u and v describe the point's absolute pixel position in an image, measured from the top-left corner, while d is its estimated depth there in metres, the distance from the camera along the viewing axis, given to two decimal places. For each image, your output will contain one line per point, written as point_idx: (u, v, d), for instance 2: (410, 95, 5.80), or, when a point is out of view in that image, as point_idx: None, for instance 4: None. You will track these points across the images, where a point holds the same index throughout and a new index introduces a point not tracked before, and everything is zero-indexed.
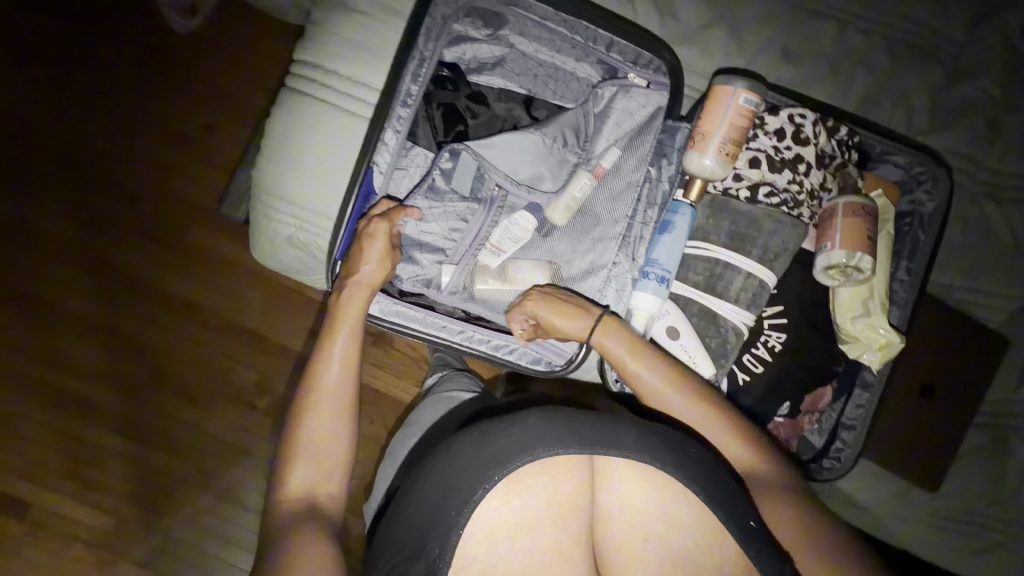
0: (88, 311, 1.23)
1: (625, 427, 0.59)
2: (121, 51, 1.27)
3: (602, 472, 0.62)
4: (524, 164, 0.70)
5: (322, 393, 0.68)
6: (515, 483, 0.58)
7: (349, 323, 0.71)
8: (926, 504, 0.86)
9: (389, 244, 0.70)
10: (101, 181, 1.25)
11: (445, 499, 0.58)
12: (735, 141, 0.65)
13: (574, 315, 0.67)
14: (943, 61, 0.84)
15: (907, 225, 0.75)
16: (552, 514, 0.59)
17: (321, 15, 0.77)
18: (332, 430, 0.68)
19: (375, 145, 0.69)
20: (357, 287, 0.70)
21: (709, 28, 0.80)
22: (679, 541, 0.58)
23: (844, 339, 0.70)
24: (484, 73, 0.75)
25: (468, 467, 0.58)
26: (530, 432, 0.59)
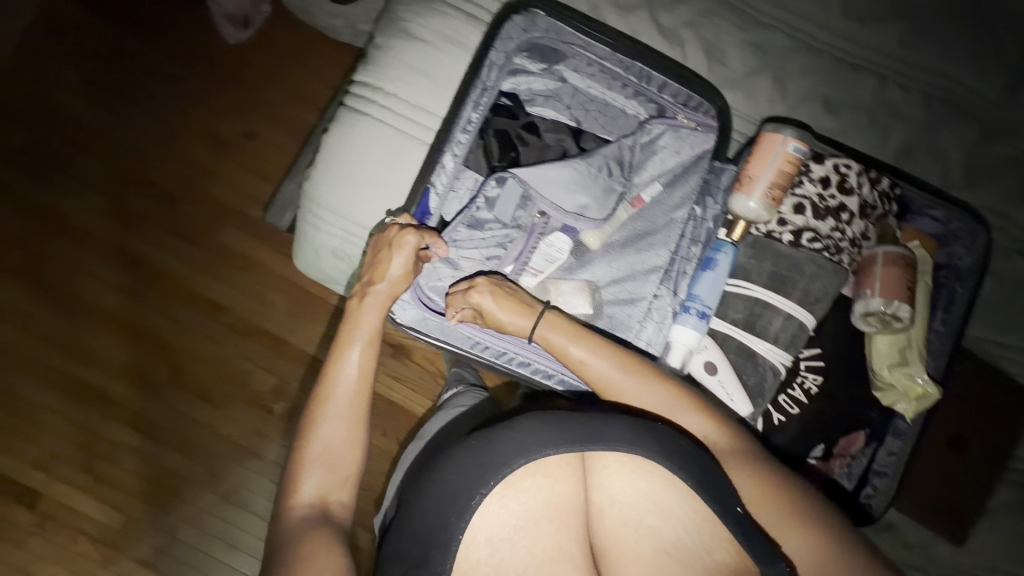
0: (115, 305, 1.26)
1: (619, 424, 0.63)
2: (174, 60, 1.33)
3: (594, 471, 0.65)
4: (567, 193, 0.71)
5: (334, 400, 0.70)
6: (512, 485, 0.64)
7: (365, 331, 0.72)
8: (943, 555, 0.86)
9: (415, 255, 0.70)
10: (140, 180, 1.30)
11: (449, 498, 0.63)
12: (781, 186, 0.67)
13: (515, 310, 0.69)
14: (980, 119, 0.86)
15: (944, 278, 0.76)
16: (550, 514, 0.63)
17: (384, 41, 0.81)
18: (343, 437, 0.70)
19: (432, 167, 0.72)
20: (375, 299, 0.72)
21: (755, 75, 0.83)
22: (671, 533, 0.62)
23: (878, 386, 0.71)
24: (537, 104, 0.76)
25: (470, 473, 0.63)
26: (525, 433, 0.64)
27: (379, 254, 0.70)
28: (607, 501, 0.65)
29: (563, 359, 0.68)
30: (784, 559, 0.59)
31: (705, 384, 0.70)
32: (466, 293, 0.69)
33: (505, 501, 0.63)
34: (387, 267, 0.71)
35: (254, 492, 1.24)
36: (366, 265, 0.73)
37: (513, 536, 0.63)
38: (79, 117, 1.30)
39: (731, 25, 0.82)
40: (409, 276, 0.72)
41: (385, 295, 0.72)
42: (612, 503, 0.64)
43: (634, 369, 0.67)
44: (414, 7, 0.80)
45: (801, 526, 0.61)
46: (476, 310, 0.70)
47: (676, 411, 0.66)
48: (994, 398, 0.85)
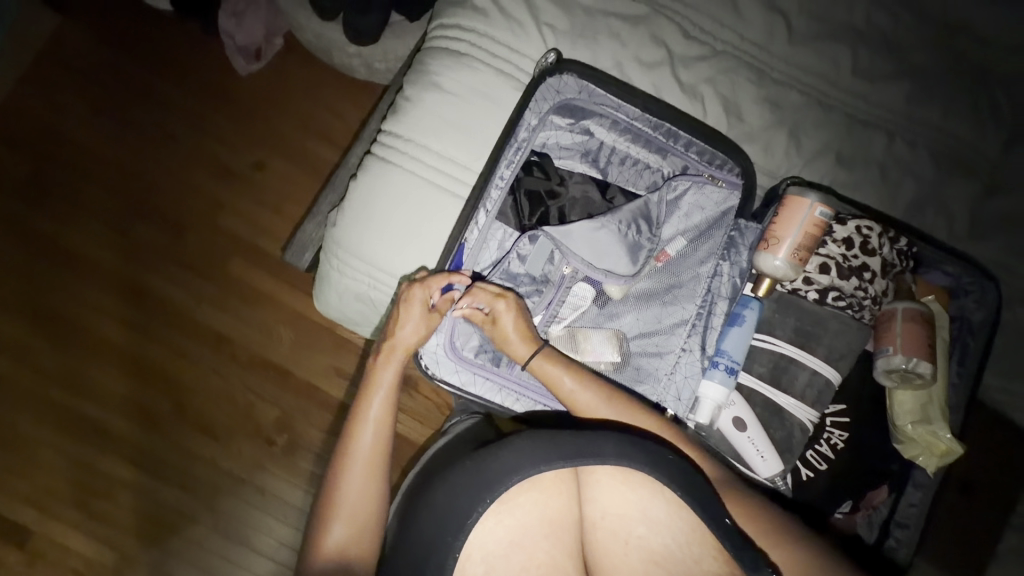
0: (117, 336, 1.23)
1: (605, 437, 0.64)
2: (185, 91, 1.33)
3: (586, 485, 0.68)
4: (607, 256, 0.73)
5: (354, 455, 0.70)
6: (507, 502, 0.67)
7: (384, 383, 0.72)
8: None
9: (426, 310, 0.71)
10: (144, 210, 1.28)
11: (445, 517, 0.65)
12: (806, 247, 0.70)
13: (522, 334, 0.70)
14: (981, 175, 0.91)
15: (956, 332, 0.79)
16: (544, 529, 0.67)
17: (414, 92, 0.82)
18: (364, 491, 0.69)
19: (466, 223, 0.73)
20: (393, 354, 0.72)
21: (773, 130, 0.86)
22: (658, 542, 0.66)
23: (900, 439, 0.72)
24: (565, 159, 0.80)
25: (465, 494, 0.64)
26: (516, 453, 0.64)
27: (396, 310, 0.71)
28: (598, 514, 0.67)
29: (551, 385, 0.70)
30: (770, 564, 0.60)
31: (735, 440, 0.72)
32: (493, 292, 0.70)
33: (500, 518, 0.66)
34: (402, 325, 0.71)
35: (256, 530, 1.21)
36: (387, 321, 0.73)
37: (508, 551, 0.65)
38: (85, 146, 1.29)
39: (750, 82, 0.86)
40: (424, 331, 0.72)
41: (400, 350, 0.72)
42: (603, 517, 0.67)
43: (616, 403, 0.68)
44: (445, 60, 0.81)
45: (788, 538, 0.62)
46: (489, 314, 0.70)
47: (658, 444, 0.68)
48: (990, 439, 0.90)
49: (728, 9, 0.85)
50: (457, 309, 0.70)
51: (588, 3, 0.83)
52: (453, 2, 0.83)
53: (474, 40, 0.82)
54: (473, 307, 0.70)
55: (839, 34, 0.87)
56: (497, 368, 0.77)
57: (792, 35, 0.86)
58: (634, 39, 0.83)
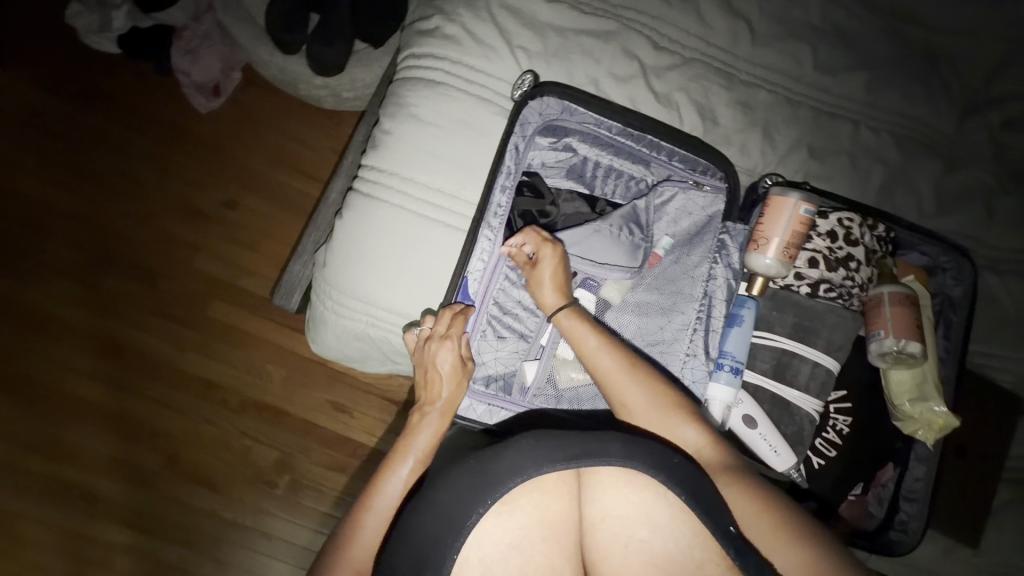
0: (98, 395, 1.19)
1: (611, 437, 0.65)
2: (145, 136, 1.29)
3: (588, 486, 0.68)
4: (610, 256, 0.76)
5: (372, 508, 0.68)
6: (509, 503, 0.67)
7: (420, 445, 0.72)
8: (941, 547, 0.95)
9: (458, 360, 0.73)
10: (113, 261, 1.24)
11: (445, 518, 0.63)
12: (795, 244, 0.72)
13: (557, 284, 0.72)
14: (942, 153, 0.96)
15: (938, 307, 0.83)
16: (544, 532, 0.66)
17: (393, 125, 0.82)
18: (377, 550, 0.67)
19: (467, 255, 0.75)
20: (429, 414, 0.73)
21: (747, 130, 0.89)
22: (660, 546, 0.64)
23: (899, 417, 0.75)
24: (553, 177, 0.82)
25: (467, 492, 0.64)
26: (520, 453, 0.65)
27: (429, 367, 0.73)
28: (598, 515, 0.66)
29: (576, 342, 0.71)
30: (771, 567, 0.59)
31: (748, 439, 0.74)
32: (538, 235, 0.72)
33: (500, 519, 0.66)
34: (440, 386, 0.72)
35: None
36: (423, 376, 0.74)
37: (506, 554, 0.65)
38: (42, 201, 1.23)
39: (720, 86, 0.88)
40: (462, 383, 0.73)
41: (441, 411, 0.73)
42: (603, 518, 0.66)
43: (635, 364, 0.69)
44: (420, 91, 0.81)
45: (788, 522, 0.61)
46: (532, 256, 0.73)
47: (664, 413, 0.68)
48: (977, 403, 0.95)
49: (692, 17, 0.87)
50: (503, 243, 0.74)
51: (557, 23, 0.84)
52: (422, 32, 0.83)
53: (448, 68, 0.82)
54: (517, 249, 0.73)
55: (798, 32, 0.91)
56: (509, 396, 0.77)
57: (754, 37, 0.89)
58: (606, 54, 0.84)
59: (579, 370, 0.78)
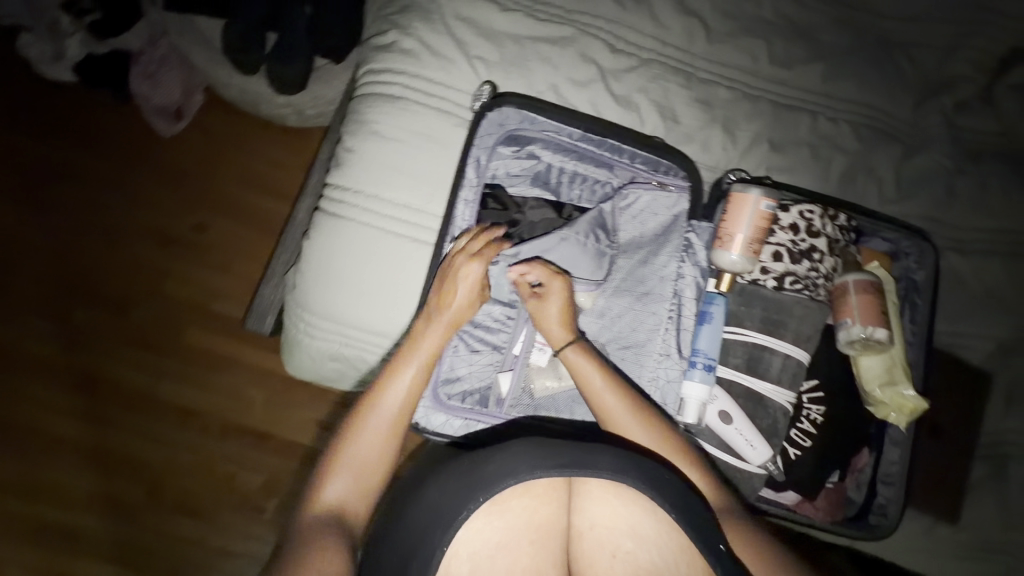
0: (75, 430, 1.16)
1: (603, 450, 0.66)
2: (107, 164, 1.26)
3: (577, 495, 0.69)
4: (581, 267, 0.76)
5: (374, 414, 0.68)
6: (499, 503, 0.67)
7: (423, 355, 0.71)
8: (923, 524, 0.96)
9: (473, 280, 0.72)
10: (83, 291, 1.21)
11: (436, 515, 0.65)
12: (758, 239, 0.73)
13: (563, 319, 0.73)
14: (900, 138, 0.97)
15: (903, 291, 0.85)
16: (531, 534, 0.67)
17: (355, 142, 0.81)
18: (377, 451, 0.67)
19: (437, 256, 0.76)
20: (433, 325, 0.72)
21: (707, 127, 0.90)
22: (646, 558, 0.66)
23: (870, 402, 0.77)
24: (517, 186, 0.80)
25: (458, 489, 0.65)
26: (512, 457, 0.66)
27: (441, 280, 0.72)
28: (586, 524, 0.68)
29: (578, 380, 0.72)
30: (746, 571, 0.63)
31: (724, 434, 0.75)
32: (546, 270, 0.73)
33: (490, 518, 0.66)
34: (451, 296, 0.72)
35: None
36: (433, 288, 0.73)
37: (495, 553, 0.65)
38: (6, 235, 1.21)
39: (679, 86, 0.89)
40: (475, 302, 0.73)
41: (447, 324, 0.72)
42: (591, 527, 0.68)
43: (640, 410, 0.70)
44: (380, 107, 0.81)
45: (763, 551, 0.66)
46: (540, 288, 0.73)
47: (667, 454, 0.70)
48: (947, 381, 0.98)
49: (647, 18, 0.88)
50: (511, 266, 0.74)
51: (513, 31, 0.84)
52: (379, 47, 0.83)
53: (407, 82, 0.81)
54: (526, 277, 0.73)
55: (752, 27, 0.92)
56: (485, 409, 0.77)
57: (709, 34, 0.90)
58: (563, 60, 0.85)
59: (552, 378, 0.77)
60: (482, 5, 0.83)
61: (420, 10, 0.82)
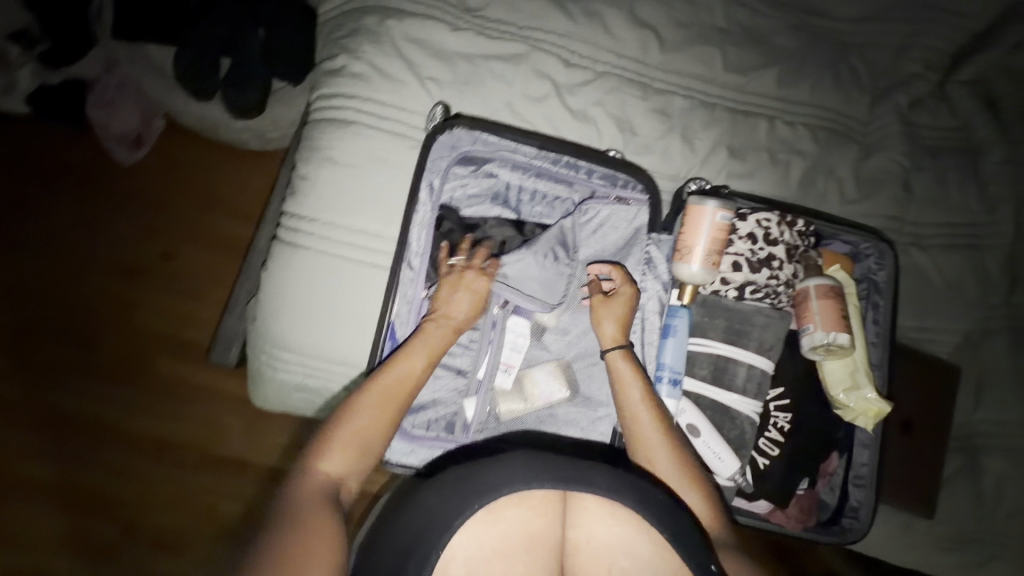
0: (45, 471, 1.12)
1: (598, 470, 0.66)
2: (66, 196, 1.23)
3: (573, 510, 0.66)
4: (536, 285, 0.75)
5: (383, 386, 0.66)
6: (493, 512, 0.64)
7: (433, 351, 0.70)
8: (900, 520, 0.97)
9: (476, 293, 0.73)
10: (48, 328, 1.18)
11: (432, 518, 0.63)
12: (716, 251, 0.73)
13: (621, 324, 0.75)
14: (857, 137, 0.98)
15: (865, 291, 0.85)
16: (526, 545, 0.63)
17: (309, 169, 0.80)
18: (379, 431, 0.65)
19: (394, 277, 0.75)
20: (441, 323, 0.72)
21: (666, 137, 0.90)
22: None
23: (837, 405, 0.78)
24: (474, 207, 0.78)
25: (456, 494, 0.64)
26: (508, 466, 0.65)
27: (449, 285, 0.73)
28: (582, 537, 0.65)
29: (617, 384, 0.73)
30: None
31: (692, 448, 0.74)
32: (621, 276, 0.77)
33: (487, 526, 0.64)
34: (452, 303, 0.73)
35: None
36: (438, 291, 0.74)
37: (490, 561, 0.62)
38: None
39: (635, 97, 0.89)
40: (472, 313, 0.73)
41: (453, 324, 0.72)
42: (588, 541, 0.65)
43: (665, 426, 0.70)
44: (333, 133, 0.80)
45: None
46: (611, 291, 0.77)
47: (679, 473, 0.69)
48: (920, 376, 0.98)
49: (600, 30, 0.88)
50: (591, 263, 0.78)
51: (465, 50, 0.84)
52: (330, 72, 0.82)
53: (359, 106, 0.81)
54: (597, 276, 0.78)
55: (705, 35, 0.92)
56: (451, 436, 0.76)
57: (663, 44, 0.90)
58: (517, 77, 0.85)
59: (518, 401, 0.77)
60: (432, 24, 0.82)
61: (368, 33, 0.81)
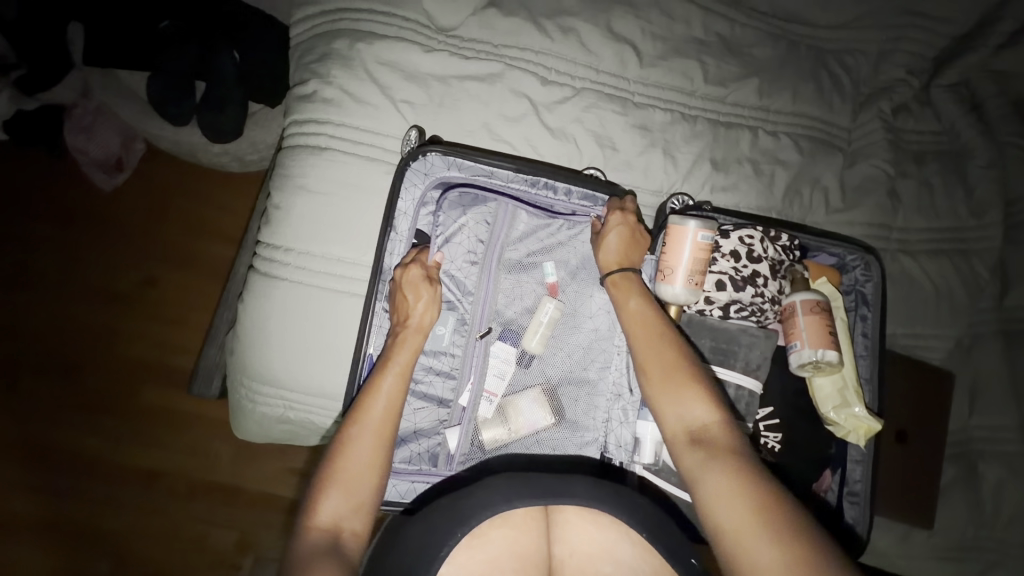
0: (30, 506, 1.10)
1: (576, 478, 0.66)
2: (45, 223, 1.21)
3: (557, 526, 0.65)
4: (516, 303, 0.77)
5: (363, 422, 0.63)
6: (479, 537, 0.62)
7: (398, 362, 0.67)
8: (899, 531, 0.96)
9: (426, 282, 0.71)
10: (30, 358, 1.15)
11: (417, 553, 0.60)
12: (699, 271, 0.71)
13: (622, 250, 0.74)
14: (841, 145, 0.97)
15: (853, 303, 0.85)
16: (515, 567, 0.61)
17: (283, 199, 0.80)
18: (368, 461, 0.62)
19: (367, 311, 0.75)
20: (407, 334, 0.69)
21: (647, 152, 0.88)
22: None
23: (829, 422, 0.77)
24: (446, 235, 0.77)
25: (438, 524, 0.61)
26: (493, 490, 0.64)
27: (400, 293, 0.71)
28: (567, 552, 0.63)
29: (618, 298, 0.71)
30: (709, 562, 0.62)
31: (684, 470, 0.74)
32: (623, 212, 0.76)
33: (474, 552, 0.61)
34: (410, 306, 0.70)
35: None
36: (394, 308, 0.72)
37: None
38: None
39: (615, 112, 0.88)
40: (433, 305, 0.71)
41: (414, 331, 0.70)
42: (572, 555, 0.63)
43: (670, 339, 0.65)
44: (306, 161, 0.79)
45: (779, 507, 0.53)
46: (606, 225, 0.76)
47: (677, 386, 0.62)
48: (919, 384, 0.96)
49: (577, 46, 0.86)
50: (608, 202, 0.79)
51: (439, 72, 0.83)
52: (302, 97, 0.81)
53: (332, 132, 0.80)
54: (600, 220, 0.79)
55: (684, 48, 0.91)
56: (434, 468, 0.75)
57: (641, 58, 0.89)
58: (493, 97, 0.83)
59: (502, 429, 0.76)
60: (404, 46, 0.81)
61: (339, 56, 0.80)
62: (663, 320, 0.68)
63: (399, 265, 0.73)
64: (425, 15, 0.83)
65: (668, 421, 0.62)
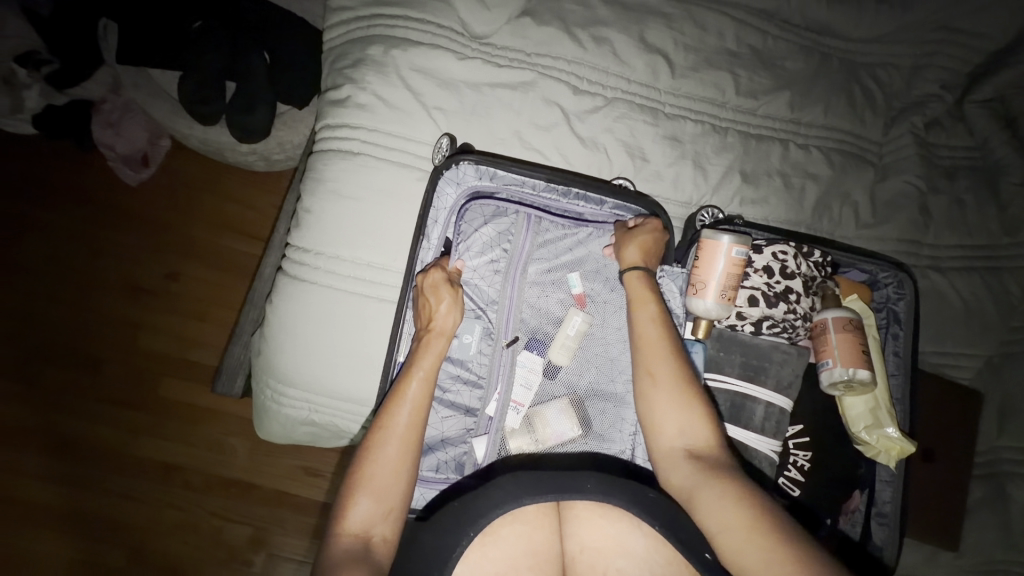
0: (49, 494, 1.11)
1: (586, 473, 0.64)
2: (71, 216, 1.22)
3: (568, 521, 0.64)
4: (544, 314, 0.78)
5: (390, 429, 0.63)
6: (492, 534, 0.62)
7: (422, 368, 0.67)
8: (924, 551, 0.94)
9: (450, 288, 0.71)
10: (53, 348, 1.16)
11: (430, 554, 0.59)
12: (732, 287, 0.71)
13: (645, 250, 0.74)
14: (872, 159, 0.96)
15: (884, 320, 0.84)
16: (529, 563, 0.61)
17: (314, 203, 0.80)
18: (396, 467, 0.62)
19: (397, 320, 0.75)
20: (431, 339, 0.69)
21: (677, 163, 0.88)
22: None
23: (859, 442, 0.77)
24: (473, 247, 0.77)
25: (449, 525, 0.61)
26: (501, 488, 0.63)
27: (423, 299, 0.71)
28: (577, 548, 0.62)
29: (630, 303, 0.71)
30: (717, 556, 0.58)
31: None
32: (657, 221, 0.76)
33: (486, 551, 0.61)
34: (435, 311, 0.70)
35: None
36: (419, 314, 0.72)
37: None
38: None
39: (646, 123, 0.87)
40: (456, 310, 0.71)
41: (438, 335, 0.69)
42: (582, 551, 0.62)
43: (673, 351, 0.66)
44: (338, 165, 0.80)
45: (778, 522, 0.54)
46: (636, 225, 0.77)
47: (683, 400, 0.64)
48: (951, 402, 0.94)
49: (609, 55, 0.86)
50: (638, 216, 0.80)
51: (471, 79, 0.83)
52: (334, 102, 0.81)
53: (364, 137, 0.80)
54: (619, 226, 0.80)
55: (716, 59, 0.90)
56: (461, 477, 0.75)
57: (673, 69, 0.88)
58: (525, 105, 0.83)
59: (528, 439, 0.75)
60: (438, 53, 0.81)
61: (373, 62, 0.80)
62: (672, 331, 0.69)
63: (422, 270, 0.74)
64: (459, 24, 0.83)
65: (669, 436, 0.64)
